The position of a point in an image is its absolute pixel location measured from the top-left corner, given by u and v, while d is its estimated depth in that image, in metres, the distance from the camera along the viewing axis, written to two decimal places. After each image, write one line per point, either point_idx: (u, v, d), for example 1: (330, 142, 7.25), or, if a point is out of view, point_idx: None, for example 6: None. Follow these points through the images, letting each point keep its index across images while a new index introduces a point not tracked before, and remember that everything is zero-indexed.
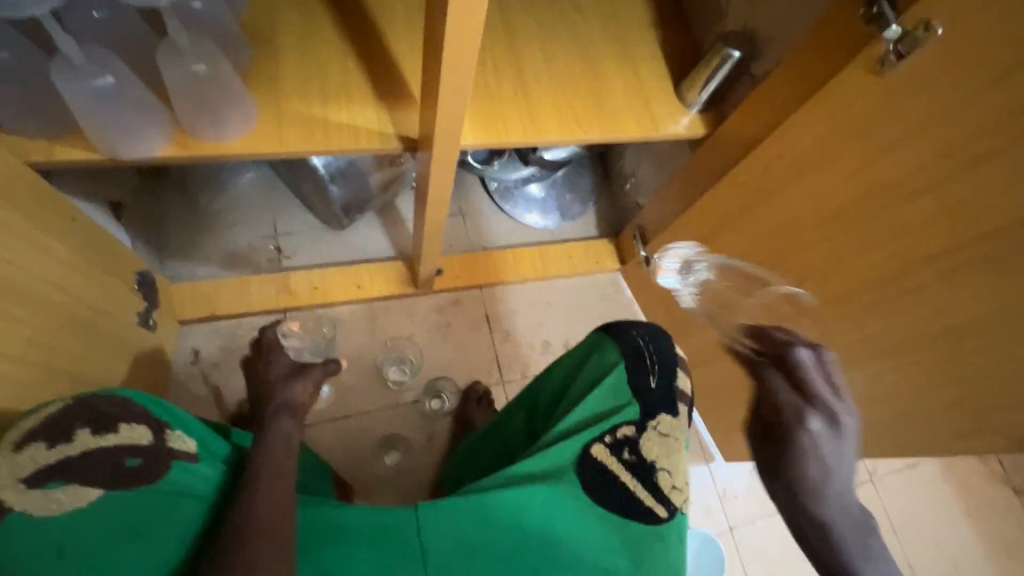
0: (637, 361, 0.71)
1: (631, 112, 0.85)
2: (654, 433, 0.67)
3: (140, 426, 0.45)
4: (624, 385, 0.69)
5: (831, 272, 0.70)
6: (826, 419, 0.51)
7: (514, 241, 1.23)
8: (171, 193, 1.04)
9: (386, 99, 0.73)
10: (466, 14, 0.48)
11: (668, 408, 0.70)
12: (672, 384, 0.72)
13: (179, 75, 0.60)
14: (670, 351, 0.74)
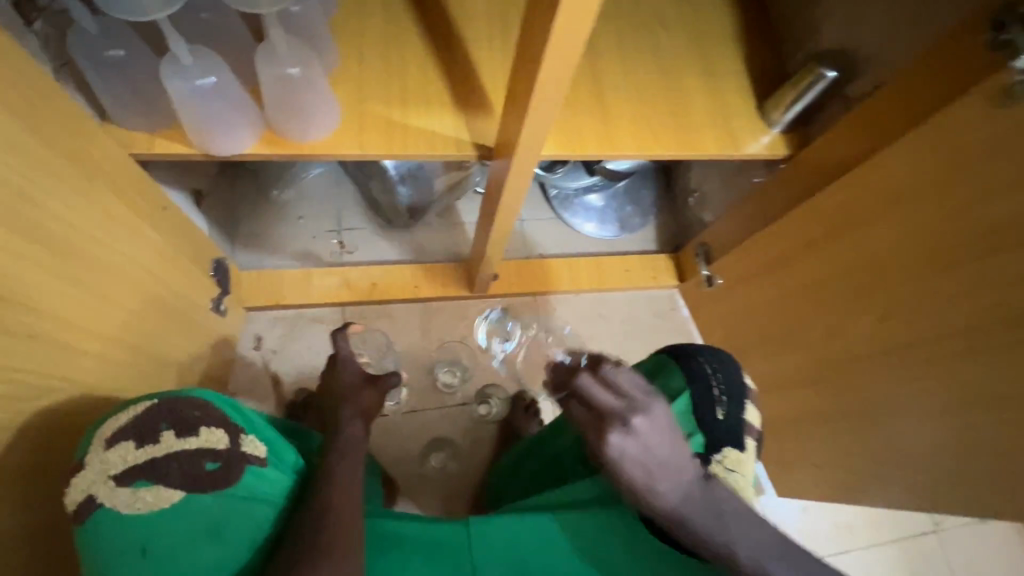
0: (704, 389, 0.69)
1: (710, 128, 0.82)
2: (718, 467, 0.66)
3: (218, 429, 0.47)
4: (689, 413, 0.67)
5: (931, 310, 0.67)
6: (626, 430, 0.52)
7: (570, 250, 1.21)
8: (246, 182, 1.09)
9: (464, 106, 0.73)
10: (569, 35, 0.47)
11: (735, 443, 0.68)
12: (742, 419, 0.69)
13: (274, 77, 0.62)
14: (738, 381, 0.72)
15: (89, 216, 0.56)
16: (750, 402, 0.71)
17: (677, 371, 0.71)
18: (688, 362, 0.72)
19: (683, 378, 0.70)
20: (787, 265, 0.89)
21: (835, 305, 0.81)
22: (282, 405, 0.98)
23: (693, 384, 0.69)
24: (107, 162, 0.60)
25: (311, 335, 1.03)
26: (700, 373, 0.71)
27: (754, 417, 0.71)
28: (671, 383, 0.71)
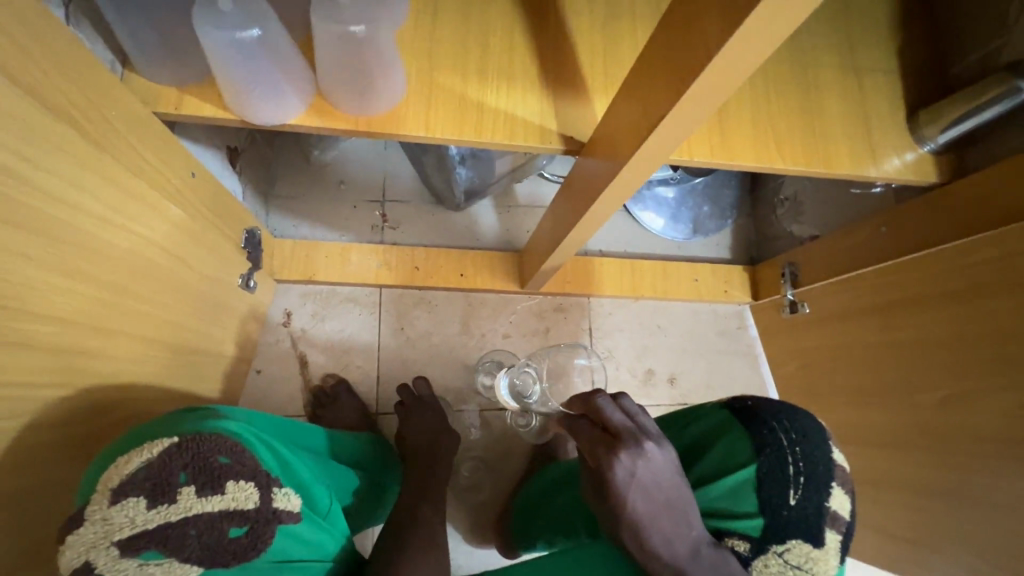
0: (772, 460, 0.48)
1: (847, 139, 0.66)
2: (776, 559, 0.46)
3: (247, 484, 0.39)
4: (749, 490, 0.48)
5: None
6: (636, 454, 0.44)
7: (634, 248, 1.08)
8: (288, 137, 0.98)
9: (554, 86, 0.59)
10: (752, 45, 0.33)
11: (808, 535, 0.46)
12: (824, 508, 0.47)
13: (335, 35, 0.50)
14: (828, 457, 0.49)
15: (100, 193, 0.46)
16: (835, 485, 0.48)
17: (740, 436, 0.51)
18: (756, 425, 0.50)
19: (750, 448, 0.49)
20: (904, 313, 0.75)
21: (947, 371, 0.69)
22: (304, 392, 0.90)
23: (761, 457, 0.48)
24: (124, 123, 0.49)
25: (343, 316, 0.94)
26: (768, 441, 0.49)
27: (844, 506, 0.48)
28: (732, 453, 0.50)
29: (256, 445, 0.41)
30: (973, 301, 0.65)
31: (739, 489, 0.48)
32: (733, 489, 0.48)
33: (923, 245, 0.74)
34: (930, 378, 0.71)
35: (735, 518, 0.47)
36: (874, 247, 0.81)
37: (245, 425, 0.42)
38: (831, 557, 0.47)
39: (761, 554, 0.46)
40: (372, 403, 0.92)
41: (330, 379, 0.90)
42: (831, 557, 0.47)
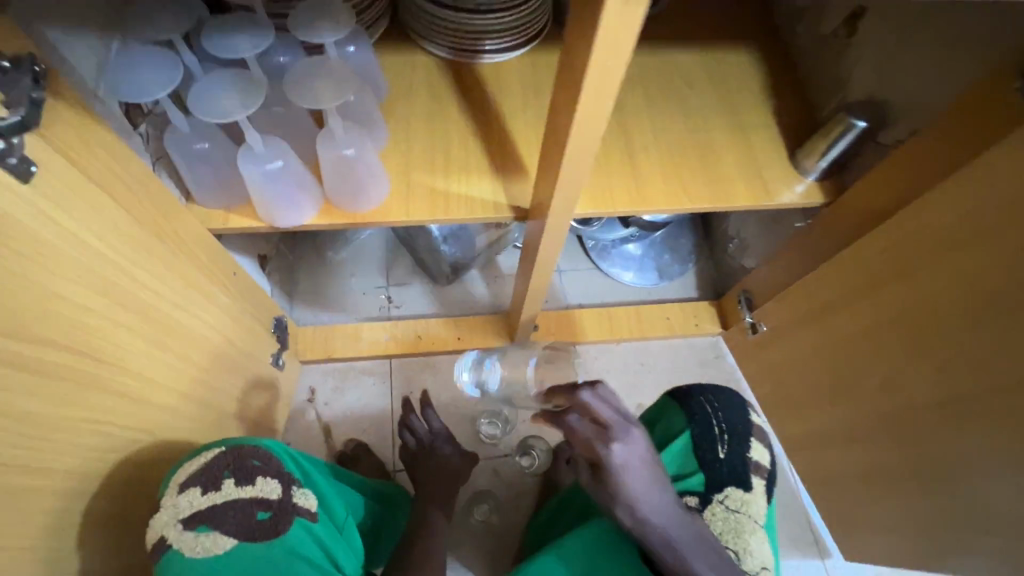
0: (704, 424, 0.67)
1: (741, 179, 0.83)
2: (719, 507, 0.62)
3: (271, 480, 0.55)
4: (689, 453, 0.65)
5: (966, 364, 0.65)
6: (625, 441, 0.56)
7: (610, 299, 1.23)
8: (306, 245, 1.18)
9: (501, 171, 0.78)
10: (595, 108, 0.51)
11: (738, 482, 0.64)
12: (746, 459, 0.66)
13: (333, 158, 0.70)
14: (741, 418, 0.68)
15: (172, 283, 0.64)
16: (753, 442, 0.68)
17: (678, 413, 0.69)
18: (689, 401, 0.69)
19: (684, 419, 0.67)
20: (829, 316, 0.87)
21: (875, 358, 0.79)
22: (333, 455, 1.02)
23: (694, 424, 0.66)
24: (190, 237, 0.68)
25: (360, 387, 1.08)
26: (700, 413, 0.67)
27: (761, 456, 0.67)
28: (672, 426, 0.68)
29: (282, 455, 0.59)
30: (871, 294, 0.78)
31: (684, 456, 0.65)
32: (678, 455, 0.65)
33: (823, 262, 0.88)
34: (864, 366, 0.81)
35: (683, 479, 0.64)
36: (797, 266, 0.95)
37: (277, 444, 0.59)
38: (759, 494, 0.65)
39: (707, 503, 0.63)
40: (390, 463, 1.03)
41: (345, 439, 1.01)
42: (759, 495, 0.64)
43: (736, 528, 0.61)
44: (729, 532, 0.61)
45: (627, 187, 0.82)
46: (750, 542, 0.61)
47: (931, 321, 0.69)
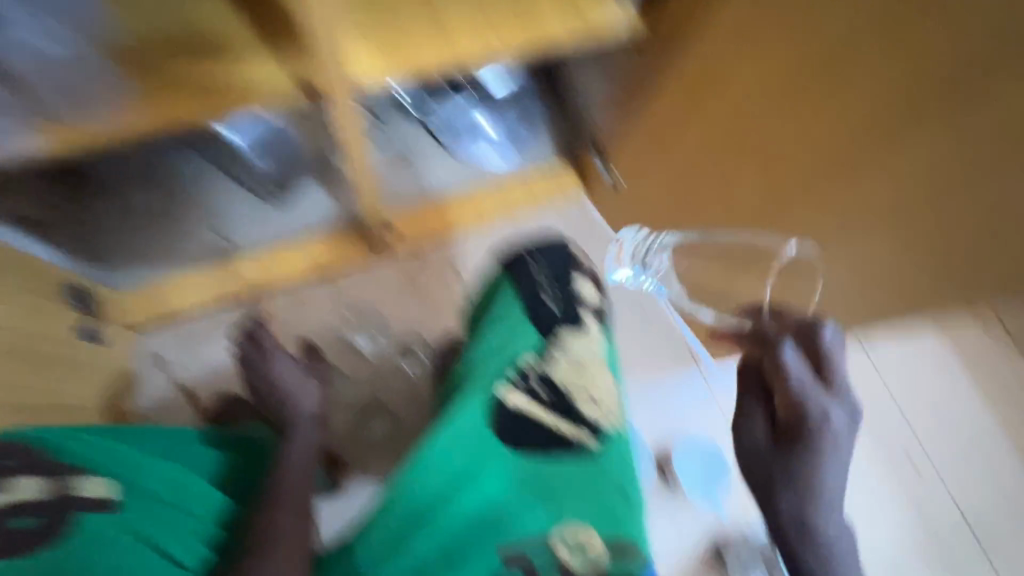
0: (524, 286, 0.78)
1: (550, 14, 0.78)
2: (558, 355, 0.72)
3: (35, 484, 0.56)
4: (523, 313, 0.75)
5: (773, 148, 0.69)
6: (848, 409, 0.56)
7: (469, 180, 1.12)
8: (95, 200, 0.98)
9: (282, 57, 0.73)
10: None
11: (570, 327, 0.75)
12: (574, 304, 0.77)
13: (33, 61, 0.70)
14: (565, 267, 0.81)
15: None
16: (581, 284, 0.80)
17: (507, 279, 0.80)
18: (516, 268, 0.80)
19: (513, 286, 0.78)
20: (671, 136, 0.88)
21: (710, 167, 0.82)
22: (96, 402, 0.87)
23: (519, 286, 0.78)
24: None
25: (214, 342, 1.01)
26: (523, 272, 0.79)
27: (588, 293, 0.79)
28: (503, 290, 0.79)
29: (64, 449, 0.61)
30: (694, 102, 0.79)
31: (519, 316, 0.75)
32: (513, 317, 0.75)
33: (645, 94, 0.89)
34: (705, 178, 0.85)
35: (521, 339, 0.73)
36: (617, 106, 0.97)
37: (62, 432, 0.64)
38: (584, 334, 0.75)
39: (552, 355, 0.72)
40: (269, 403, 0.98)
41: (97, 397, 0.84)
42: (593, 335, 0.75)
43: (574, 366, 0.71)
44: (573, 373, 0.71)
45: (415, 44, 0.76)
46: (589, 374, 0.71)
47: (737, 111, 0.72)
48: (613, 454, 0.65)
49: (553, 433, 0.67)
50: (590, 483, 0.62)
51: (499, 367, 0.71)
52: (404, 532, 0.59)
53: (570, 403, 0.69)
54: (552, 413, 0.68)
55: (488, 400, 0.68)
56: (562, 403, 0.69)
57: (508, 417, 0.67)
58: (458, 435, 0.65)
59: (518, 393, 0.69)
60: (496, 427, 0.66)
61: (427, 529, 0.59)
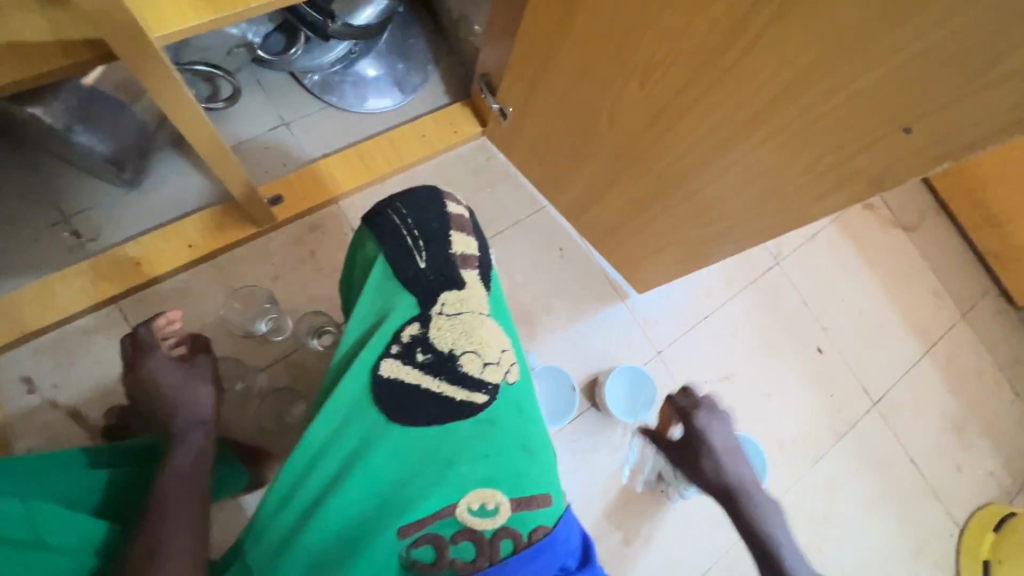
0: (395, 241, 0.80)
1: None
2: (442, 319, 0.78)
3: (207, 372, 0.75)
4: (393, 282, 0.78)
5: (791, 147, 0.86)
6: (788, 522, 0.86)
7: None
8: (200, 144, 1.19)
9: None
10: None
11: (446, 283, 0.80)
12: (445, 255, 0.81)
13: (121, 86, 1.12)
14: (436, 203, 0.84)
15: None
16: (455, 233, 0.83)
17: (372, 243, 0.81)
18: (376, 222, 0.81)
19: (384, 252, 0.79)
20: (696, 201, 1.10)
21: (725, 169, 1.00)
22: (150, 327, 0.83)
23: (386, 252, 0.79)
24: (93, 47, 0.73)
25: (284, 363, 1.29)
26: (392, 236, 0.80)
27: (464, 239, 0.84)
28: (371, 256, 0.81)
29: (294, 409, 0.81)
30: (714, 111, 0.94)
31: (390, 285, 0.78)
32: (389, 285, 0.78)
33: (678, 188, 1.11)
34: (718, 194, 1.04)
35: (396, 308, 0.77)
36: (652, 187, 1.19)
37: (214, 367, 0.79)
38: (479, 286, 0.82)
39: (431, 321, 0.77)
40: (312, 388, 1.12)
41: (166, 321, 0.84)
42: (475, 286, 0.82)
43: (468, 332, 0.78)
44: (462, 336, 0.78)
45: None
46: (484, 335, 0.79)
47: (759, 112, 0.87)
48: (506, 414, 0.78)
49: (450, 399, 0.75)
50: (527, 462, 0.75)
51: (380, 336, 0.75)
52: (388, 486, 0.69)
53: (450, 367, 0.77)
54: (440, 380, 0.76)
55: (365, 365, 0.74)
56: (444, 366, 0.76)
57: (385, 382, 0.74)
58: (338, 403, 0.72)
59: (408, 366, 0.75)
60: (375, 392, 0.73)
61: (413, 486, 0.69)
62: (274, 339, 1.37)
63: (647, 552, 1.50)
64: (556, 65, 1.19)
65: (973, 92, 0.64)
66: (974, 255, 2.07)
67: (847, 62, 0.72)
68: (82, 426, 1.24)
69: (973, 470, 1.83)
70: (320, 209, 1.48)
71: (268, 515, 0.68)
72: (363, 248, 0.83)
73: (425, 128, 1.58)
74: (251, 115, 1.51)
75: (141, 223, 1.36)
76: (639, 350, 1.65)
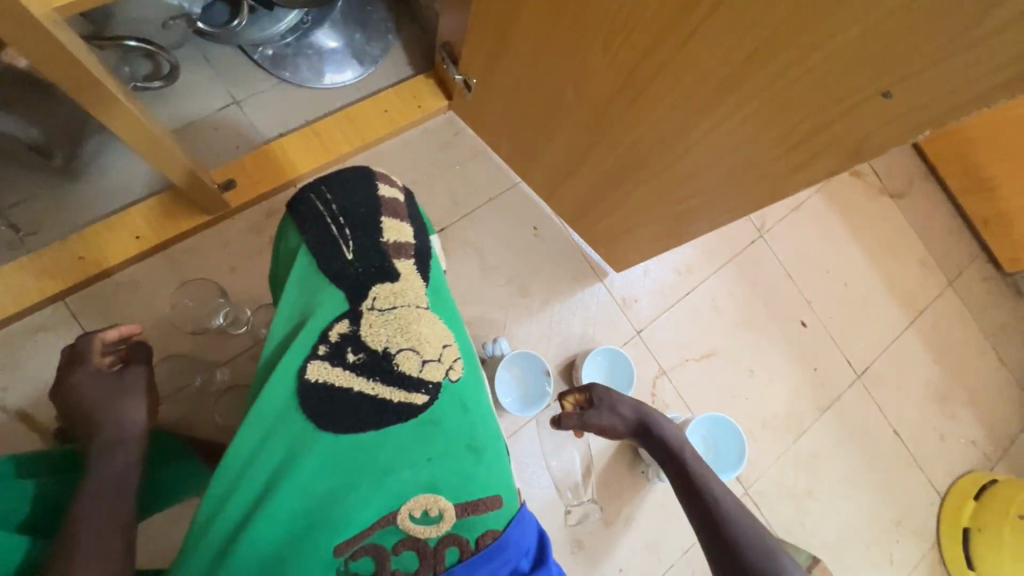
0: (319, 232, 0.74)
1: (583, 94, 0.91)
2: (372, 315, 0.73)
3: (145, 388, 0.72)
4: (319, 275, 0.72)
5: (760, 118, 0.80)
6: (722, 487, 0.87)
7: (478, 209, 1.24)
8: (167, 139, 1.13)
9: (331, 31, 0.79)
10: None
11: (377, 276, 0.74)
12: (375, 244, 0.75)
13: None
14: (364, 187, 0.78)
15: None
16: (386, 219, 0.77)
17: (294, 233, 0.74)
18: (298, 210, 0.75)
19: (306, 244, 0.73)
20: (668, 171, 1.03)
21: (693, 141, 0.93)
22: (93, 337, 0.78)
23: (308, 243, 0.73)
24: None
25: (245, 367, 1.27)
26: (316, 225, 0.74)
27: (394, 224, 0.78)
28: (293, 247, 0.74)
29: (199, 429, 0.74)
30: (678, 83, 0.87)
31: (314, 280, 0.72)
32: (313, 280, 0.72)
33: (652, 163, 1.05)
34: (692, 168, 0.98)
35: (320, 304, 0.71)
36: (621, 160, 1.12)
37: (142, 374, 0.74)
38: (416, 278, 0.77)
39: (361, 317, 0.72)
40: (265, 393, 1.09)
41: (111, 333, 0.78)
42: (410, 278, 0.76)
43: (404, 329, 0.73)
44: (397, 333, 0.73)
45: None
46: (422, 331, 0.74)
47: (726, 80, 0.79)
48: (449, 411, 0.73)
49: (386, 401, 0.71)
50: (475, 463, 0.71)
51: (305, 337, 0.70)
52: (320, 499, 0.64)
53: (385, 367, 0.72)
54: (374, 382, 0.71)
55: (289, 369, 0.68)
56: (379, 366, 0.72)
57: (313, 386, 0.68)
58: (262, 413, 0.67)
59: (339, 367, 0.70)
60: (303, 398, 0.68)
61: (348, 497, 0.64)
62: (234, 332, 1.32)
63: (627, 533, 1.48)
64: (516, 30, 1.10)
65: (955, 52, 0.58)
66: (963, 220, 2.02)
67: (819, 18, 0.64)
68: (33, 430, 1.19)
69: (956, 439, 1.83)
70: (277, 193, 1.40)
71: (189, 547, 0.61)
72: (286, 239, 0.76)
73: (387, 103, 1.48)
74: (196, 94, 1.41)
75: (86, 214, 1.28)
76: (617, 329, 1.60)
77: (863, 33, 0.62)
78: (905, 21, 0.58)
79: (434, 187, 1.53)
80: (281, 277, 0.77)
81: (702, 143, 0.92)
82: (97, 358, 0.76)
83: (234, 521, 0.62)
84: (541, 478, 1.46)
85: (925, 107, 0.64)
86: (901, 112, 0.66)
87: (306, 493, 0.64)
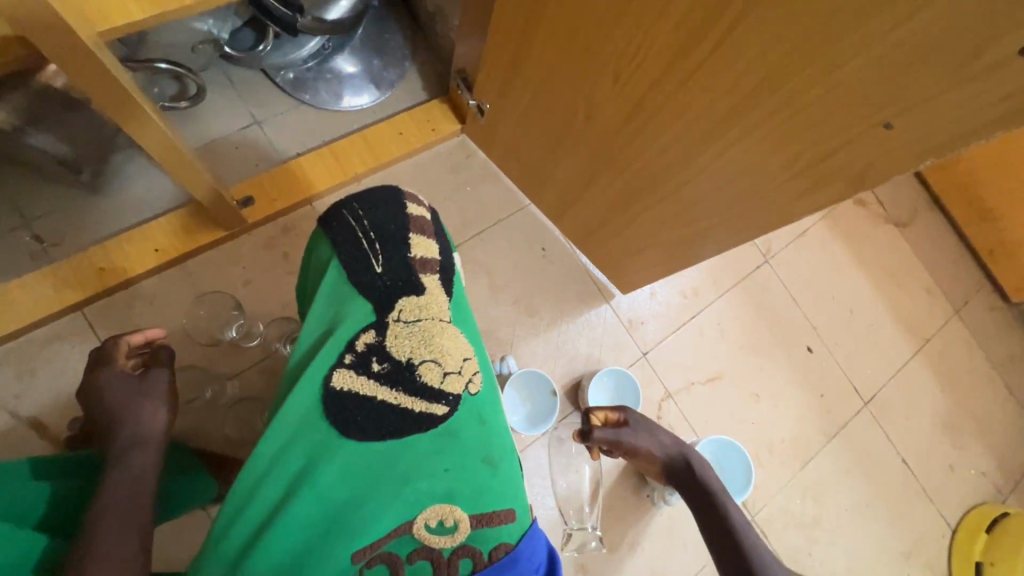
0: (349, 245, 0.76)
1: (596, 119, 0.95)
2: (399, 325, 0.74)
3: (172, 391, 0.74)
4: (348, 287, 0.75)
5: (769, 145, 0.82)
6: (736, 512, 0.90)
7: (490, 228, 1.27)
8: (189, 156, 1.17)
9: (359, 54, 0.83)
10: None
11: (405, 288, 0.76)
12: (404, 259, 0.77)
13: None
14: (394, 204, 0.80)
15: None
16: (415, 235, 0.80)
17: (327, 245, 0.77)
18: (331, 223, 0.77)
19: (337, 256, 0.76)
20: (676, 196, 1.06)
21: (703, 166, 0.96)
22: (120, 341, 0.80)
23: (339, 256, 0.75)
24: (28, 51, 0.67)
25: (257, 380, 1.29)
26: (347, 239, 0.76)
27: (423, 239, 0.80)
28: (324, 260, 0.77)
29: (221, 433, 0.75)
30: (688, 111, 0.90)
31: (343, 292, 0.75)
32: (343, 292, 0.75)
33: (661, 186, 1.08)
34: (700, 192, 1.01)
35: (350, 314, 0.73)
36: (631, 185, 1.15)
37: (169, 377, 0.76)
38: (440, 291, 0.79)
39: (388, 328, 0.74)
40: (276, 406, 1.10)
41: (137, 337, 0.81)
42: (435, 292, 0.78)
43: (428, 341, 0.75)
44: (421, 344, 0.75)
45: None
46: (445, 344, 0.76)
47: (736, 109, 0.83)
48: (466, 424, 0.74)
49: (407, 411, 0.72)
50: (490, 476, 0.71)
51: (331, 346, 0.71)
52: (338, 507, 0.65)
53: (408, 377, 0.74)
54: (397, 392, 0.73)
55: (314, 377, 0.70)
56: (402, 376, 0.73)
57: (337, 394, 0.70)
58: (285, 421, 0.68)
59: (363, 376, 0.72)
60: (327, 406, 0.69)
61: (366, 506, 0.65)
62: (246, 345, 1.34)
63: (631, 560, 1.46)
64: (530, 59, 1.14)
65: (955, 85, 0.60)
66: (968, 250, 2.03)
67: (824, 53, 0.68)
68: (44, 438, 1.20)
69: (966, 470, 1.80)
70: (294, 210, 1.43)
71: (209, 550, 0.62)
72: (317, 250, 0.78)
73: (402, 126, 1.53)
74: (220, 113, 1.46)
75: (110, 226, 1.32)
76: (624, 351, 1.61)
77: (866, 66, 0.65)
78: (906, 56, 0.61)
79: (446, 208, 1.56)
80: (309, 289, 0.80)
81: (711, 169, 0.95)
82: (123, 360, 0.79)
83: (254, 527, 0.63)
84: (546, 499, 1.45)
85: (927, 138, 0.66)
86: (904, 142, 0.69)
87: (326, 501, 0.65)
